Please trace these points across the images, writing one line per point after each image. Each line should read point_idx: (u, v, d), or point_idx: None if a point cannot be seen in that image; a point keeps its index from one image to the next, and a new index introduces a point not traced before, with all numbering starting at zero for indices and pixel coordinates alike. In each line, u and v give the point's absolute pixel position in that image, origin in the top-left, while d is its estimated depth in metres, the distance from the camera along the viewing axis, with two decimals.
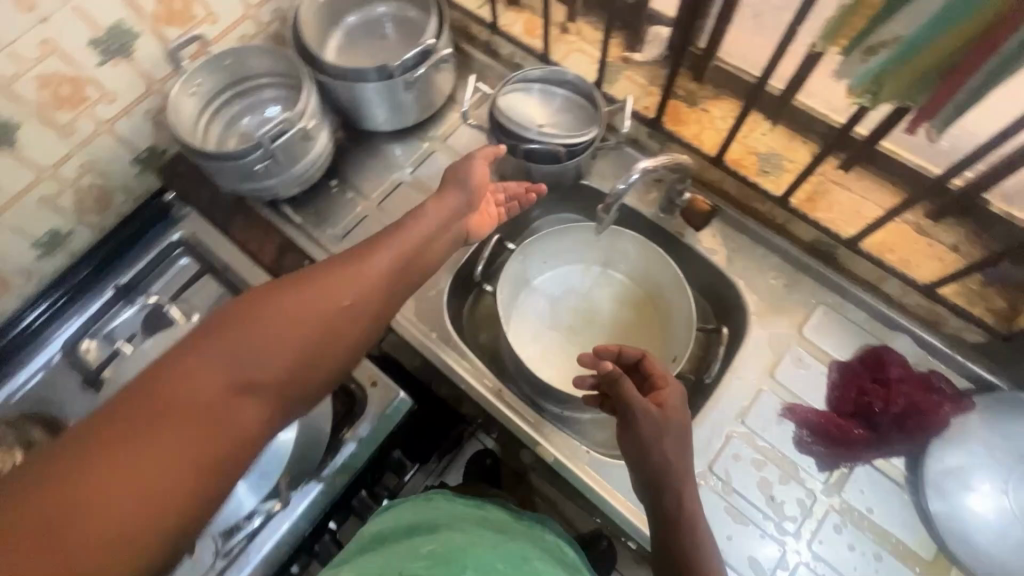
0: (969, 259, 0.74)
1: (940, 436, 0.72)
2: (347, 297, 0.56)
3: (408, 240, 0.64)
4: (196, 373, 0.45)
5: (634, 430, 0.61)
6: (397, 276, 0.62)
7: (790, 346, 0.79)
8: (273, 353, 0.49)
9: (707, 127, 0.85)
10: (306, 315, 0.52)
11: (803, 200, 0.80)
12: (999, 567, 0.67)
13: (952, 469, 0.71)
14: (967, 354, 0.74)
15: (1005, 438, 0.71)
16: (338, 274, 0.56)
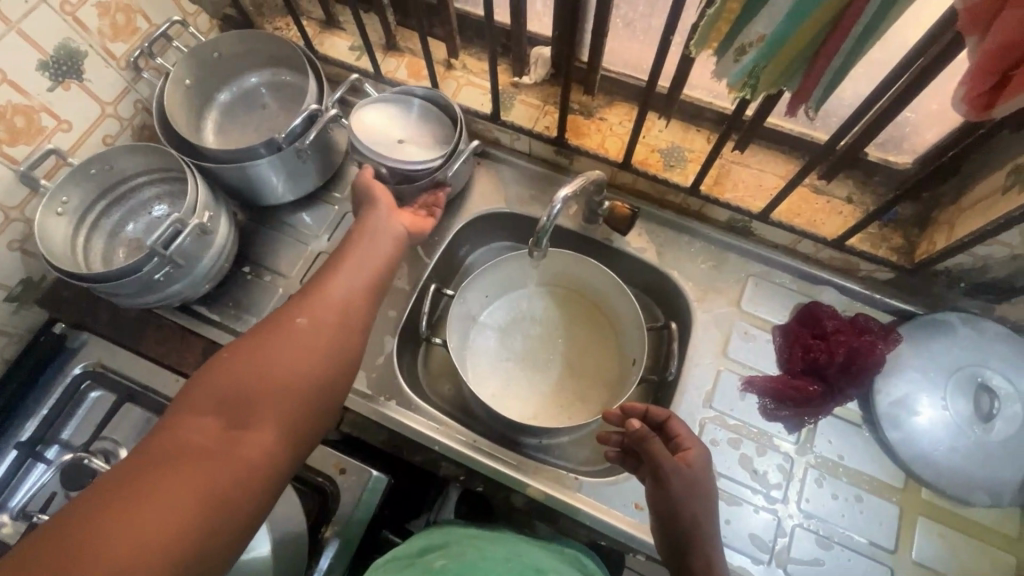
0: (863, 207, 0.81)
1: (880, 372, 0.77)
2: (303, 331, 0.58)
3: (346, 282, 0.65)
4: (185, 440, 0.49)
5: (665, 489, 0.61)
6: (353, 313, 0.63)
7: (734, 323, 0.83)
8: (244, 417, 0.52)
9: (608, 133, 0.87)
10: (270, 359, 0.56)
11: (711, 184, 0.84)
12: (962, 476, 0.72)
13: (897, 400, 0.76)
14: (885, 290, 0.82)
15: (932, 357, 0.77)
16: (289, 322, 0.59)
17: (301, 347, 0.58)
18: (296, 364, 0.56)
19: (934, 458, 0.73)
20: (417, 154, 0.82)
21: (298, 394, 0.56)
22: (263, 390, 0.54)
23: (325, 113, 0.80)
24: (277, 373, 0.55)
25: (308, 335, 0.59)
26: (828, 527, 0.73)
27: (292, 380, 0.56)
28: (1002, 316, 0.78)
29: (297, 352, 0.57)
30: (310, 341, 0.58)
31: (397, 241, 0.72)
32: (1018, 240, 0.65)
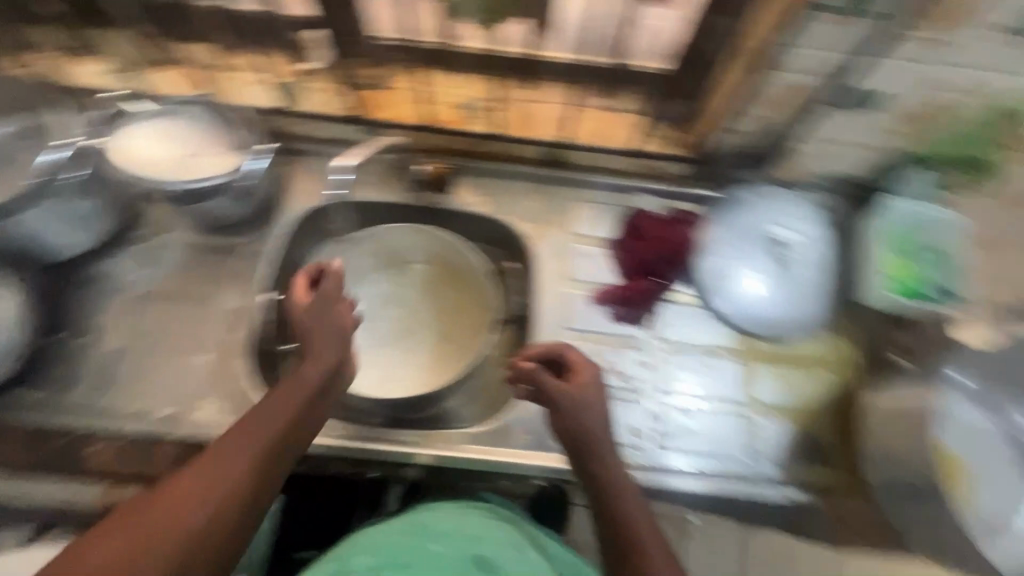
0: (648, 114, 0.88)
1: (698, 252, 0.87)
2: (208, 488, 0.47)
3: (258, 421, 0.55)
4: None
5: (558, 411, 0.67)
6: (276, 483, 0.53)
7: (570, 248, 0.89)
8: None
9: (407, 102, 0.90)
10: (160, 523, 0.44)
11: (514, 127, 0.89)
12: (775, 318, 0.85)
13: (714, 272, 0.87)
14: (692, 183, 0.91)
15: (731, 229, 0.89)
16: (192, 473, 0.48)
17: (227, 463, 0.50)
18: (193, 511, 0.46)
19: (750, 313, 0.86)
20: (205, 167, 0.78)
21: (214, 522, 0.47)
22: (171, 521, 0.44)
23: (91, 150, 0.74)
24: (190, 501, 0.46)
25: (233, 450, 0.51)
26: (689, 398, 0.82)
27: (208, 507, 0.47)
28: (777, 177, 0.90)
29: (214, 474, 0.48)
30: (234, 456, 0.51)
31: (344, 340, 0.67)
32: (758, 110, 0.75)
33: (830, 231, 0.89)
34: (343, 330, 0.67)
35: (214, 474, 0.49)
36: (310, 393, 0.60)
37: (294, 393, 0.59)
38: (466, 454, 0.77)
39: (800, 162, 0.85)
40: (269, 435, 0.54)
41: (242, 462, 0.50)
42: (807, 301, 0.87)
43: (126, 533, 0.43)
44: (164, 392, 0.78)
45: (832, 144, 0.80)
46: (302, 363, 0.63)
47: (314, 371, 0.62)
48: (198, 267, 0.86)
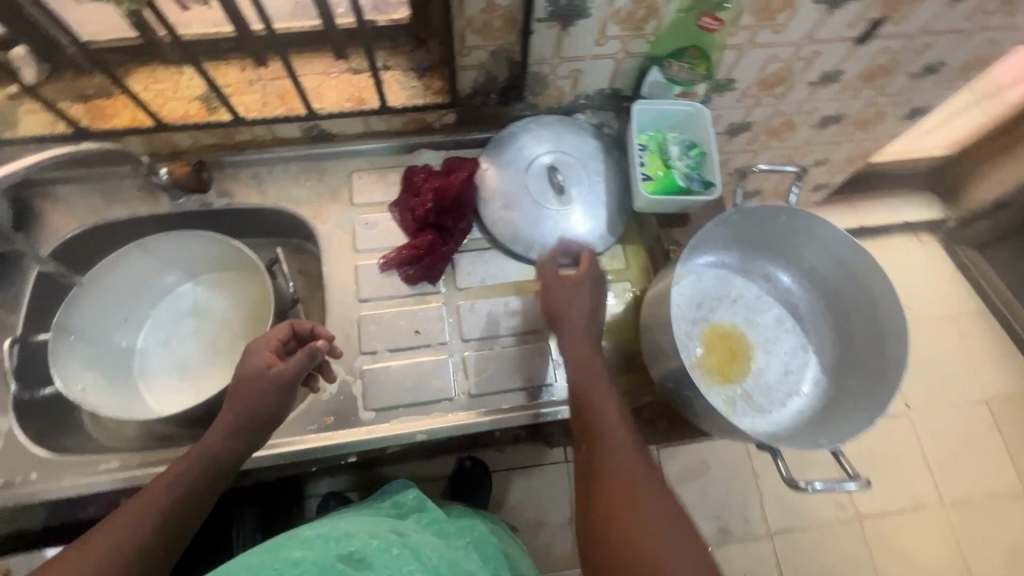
0: (400, 67, 0.86)
1: (478, 198, 0.87)
2: (121, 553, 0.52)
3: (183, 480, 0.59)
4: None
5: (551, 292, 0.74)
6: (181, 531, 0.58)
7: (354, 219, 0.87)
8: None
9: (135, 104, 0.81)
10: None
11: (261, 107, 0.83)
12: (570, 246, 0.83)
13: (499, 213, 0.85)
14: (461, 131, 0.91)
15: (509, 167, 0.87)
16: (108, 540, 0.52)
17: (145, 514, 0.55)
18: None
19: (545, 241, 0.84)
20: None
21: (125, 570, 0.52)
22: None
23: None
24: (112, 550, 0.52)
25: (158, 496, 0.57)
26: (495, 339, 0.81)
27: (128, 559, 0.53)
28: (546, 105, 0.90)
29: (133, 519, 0.55)
30: (154, 508, 0.56)
31: (279, 385, 0.63)
32: (482, 39, 0.74)
33: (606, 146, 0.90)
34: (269, 392, 0.63)
35: (130, 529, 0.54)
36: (253, 422, 0.63)
37: (232, 419, 0.62)
38: (262, 452, 0.73)
39: (557, 86, 0.86)
40: (196, 483, 0.59)
41: (164, 508, 0.56)
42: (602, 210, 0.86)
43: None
44: None
45: (573, 61, 0.81)
46: (215, 425, 0.62)
47: (252, 389, 0.63)
48: None
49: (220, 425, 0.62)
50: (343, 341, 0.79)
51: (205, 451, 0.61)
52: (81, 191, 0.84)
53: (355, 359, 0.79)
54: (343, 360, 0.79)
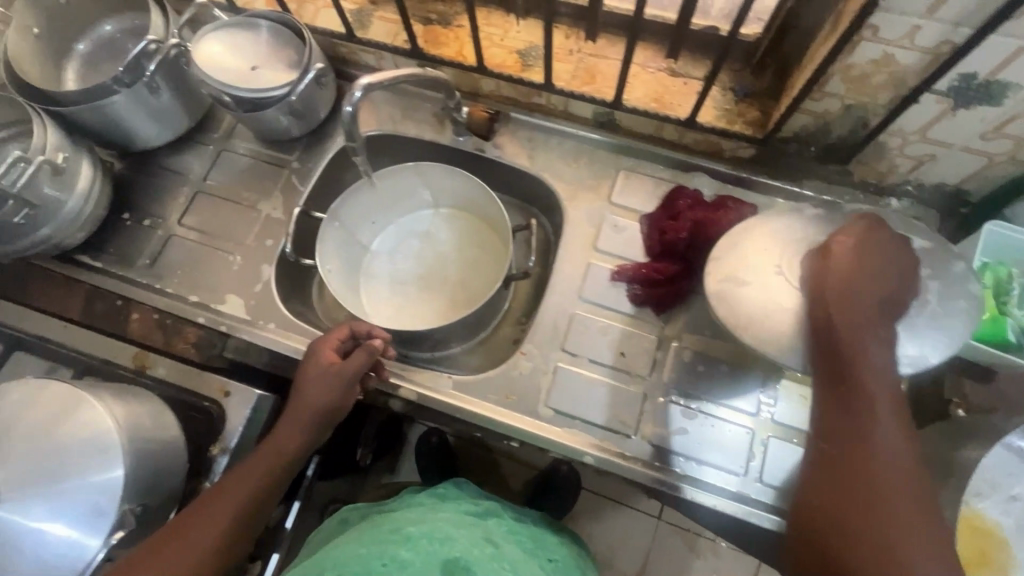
0: (720, 84, 0.80)
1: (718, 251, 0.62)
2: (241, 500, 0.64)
3: (277, 444, 0.68)
4: None
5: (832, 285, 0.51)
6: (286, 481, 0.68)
7: (604, 216, 0.84)
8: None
9: (466, 40, 0.86)
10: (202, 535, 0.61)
11: (569, 79, 0.83)
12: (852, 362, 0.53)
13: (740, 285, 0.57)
14: (750, 169, 0.82)
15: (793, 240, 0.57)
16: (226, 493, 0.64)
17: (223, 511, 0.63)
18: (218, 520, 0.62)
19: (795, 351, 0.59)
20: (269, 80, 0.83)
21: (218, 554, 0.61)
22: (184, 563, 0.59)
23: (166, 45, 0.79)
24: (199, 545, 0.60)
25: (230, 500, 0.63)
26: (697, 400, 0.74)
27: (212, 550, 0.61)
28: (863, 178, 0.77)
29: (216, 524, 0.62)
30: (231, 501, 0.63)
31: (346, 381, 0.71)
32: (843, 89, 0.64)
33: None
34: (326, 410, 0.69)
35: (212, 523, 0.62)
36: (293, 440, 0.68)
37: (292, 434, 0.68)
38: (445, 398, 0.76)
39: (892, 162, 0.73)
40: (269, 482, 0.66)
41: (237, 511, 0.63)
42: (920, 336, 0.53)
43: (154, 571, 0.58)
44: (197, 281, 0.84)
45: (934, 144, 0.67)
46: (281, 418, 0.70)
47: (299, 421, 0.69)
48: (248, 174, 0.91)
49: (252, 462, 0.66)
50: (550, 329, 0.79)
51: (268, 459, 0.67)
52: (387, 100, 0.92)
53: (554, 353, 0.78)
54: (540, 346, 0.78)
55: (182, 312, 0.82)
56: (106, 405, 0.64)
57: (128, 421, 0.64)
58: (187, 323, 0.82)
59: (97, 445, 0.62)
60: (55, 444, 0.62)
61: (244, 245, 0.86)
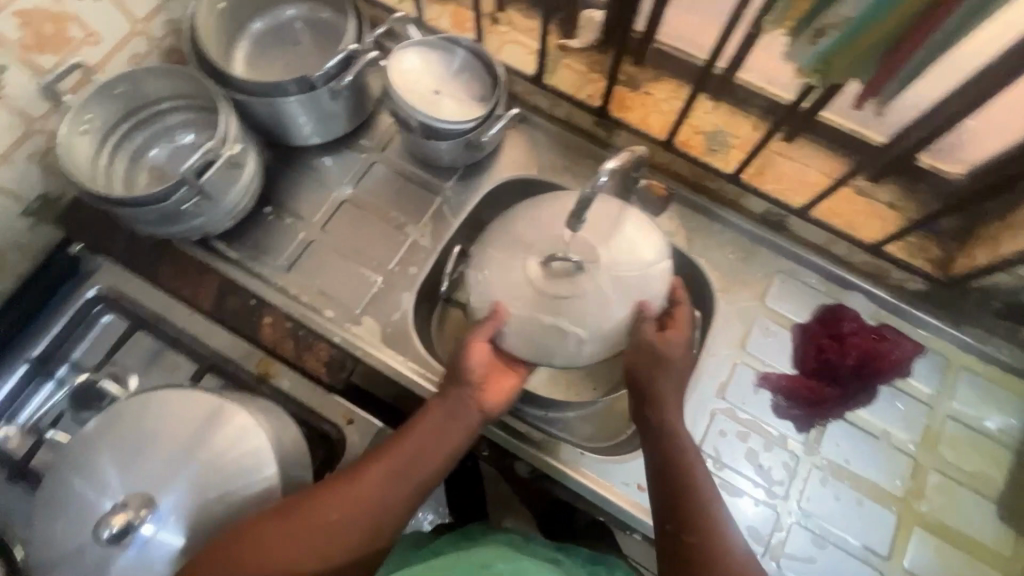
0: (905, 214, 0.79)
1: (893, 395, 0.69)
2: (416, 451, 0.62)
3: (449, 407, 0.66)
4: (294, 517, 0.55)
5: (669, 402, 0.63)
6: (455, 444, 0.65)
7: (756, 317, 0.82)
8: (336, 503, 0.58)
9: (652, 109, 0.85)
10: (377, 479, 0.60)
11: (752, 174, 0.82)
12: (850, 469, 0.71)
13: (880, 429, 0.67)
14: (914, 303, 0.81)
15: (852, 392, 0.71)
16: (404, 441, 0.63)
17: (396, 462, 0.61)
18: (391, 467, 0.61)
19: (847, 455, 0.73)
20: (451, 110, 0.80)
21: (354, 533, 0.57)
22: (324, 533, 0.56)
23: (363, 53, 0.78)
24: (342, 514, 0.57)
25: (381, 475, 0.60)
26: (828, 528, 0.73)
27: (353, 529, 0.57)
28: None
29: (359, 500, 0.58)
30: (377, 476, 0.60)
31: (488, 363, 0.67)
32: None
33: None
34: (470, 403, 0.66)
35: (374, 484, 0.60)
36: (440, 425, 0.65)
37: (441, 415, 0.65)
38: (581, 477, 0.74)
39: None
40: (412, 463, 0.62)
41: (387, 494, 0.60)
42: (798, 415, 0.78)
43: (289, 537, 0.54)
44: (334, 295, 0.82)
45: None
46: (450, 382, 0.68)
47: (444, 408, 0.66)
48: (398, 192, 0.88)
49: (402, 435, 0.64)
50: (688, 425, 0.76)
51: (423, 436, 0.64)
52: (552, 147, 0.89)
53: None
54: None
55: (316, 325, 0.79)
56: (257, 420, 0.60)
57: (277, 444, 0.60)
58: (320, 337, 0.79)
59: (248, 464, 0.59)
60: (204, 460, 0.58)
61: (386, 267, 0.84)
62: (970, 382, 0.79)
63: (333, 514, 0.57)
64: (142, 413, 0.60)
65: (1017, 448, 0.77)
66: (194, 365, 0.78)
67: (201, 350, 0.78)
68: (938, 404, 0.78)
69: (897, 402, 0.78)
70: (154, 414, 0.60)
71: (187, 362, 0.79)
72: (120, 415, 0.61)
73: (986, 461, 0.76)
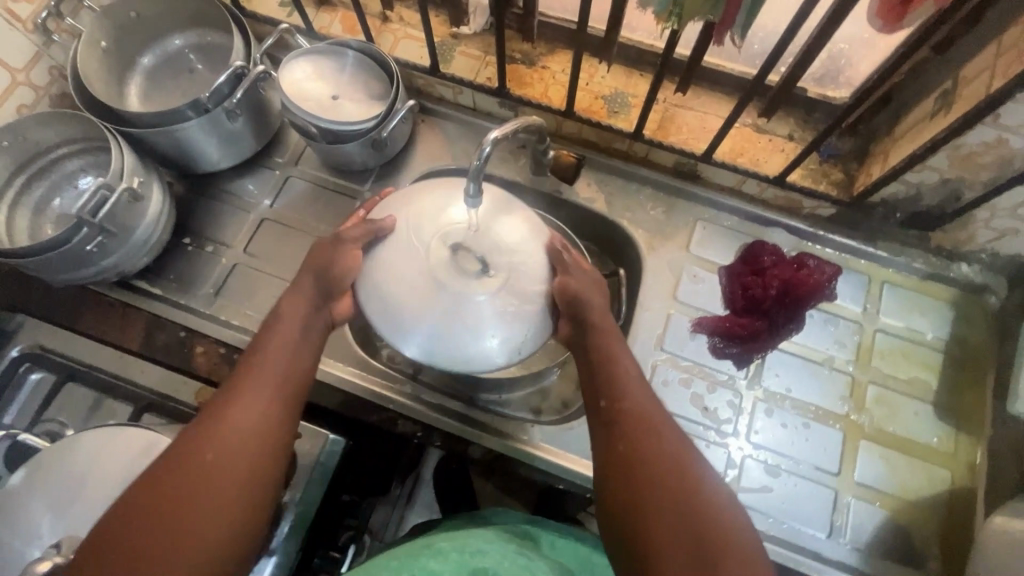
0: (803, 143, 0.81)
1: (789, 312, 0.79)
2: (267, 372, 0.57)
3: (288, 321, 0.61)
4: (159, 486, 0.50)
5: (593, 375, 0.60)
6: (295, 354, 0.60)
7: (684, 266, 0.83)
8: (192, 456, 0.51)
9: (551, 82, 0.86)
10: (233, 414, 0.54)
11: (655, 129, 0.83)
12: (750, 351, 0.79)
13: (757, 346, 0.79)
14: (827, 227, 0.83)
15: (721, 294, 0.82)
16: (248, 368, 0.58)
17: (248, 388, 0.56)
18: (241, 399, 0.55)
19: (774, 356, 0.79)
20: (350, 113, 0.81)
21: (229, 470, 0.52)
22: (201, 487, 0.50)
23: (252, 69, 0.78)
24: (224, 454, 0.52)
25: (236, 407, 0.55)
26: (779, 456, 0.75)
27: (242, 464, 0.52)
28: (939, 244, 0.80)
29: (237, 434, 0.53)
30: (237, 407, 0.55)
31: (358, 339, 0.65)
32: (946, 164, 0.67)
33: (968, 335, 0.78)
34: (309, 316, 0.63)
35: (230, 419, 0.54)
36: (295, 339, 0.61)
37: (283, 335, 0.60)
38: (535, 450, 0.74)
39: (974, 233, 0.75)
40: (273, 384, 0.57)
41: (255, 418, 0.55)
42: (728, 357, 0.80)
43: (162, 510, 0.49)
44: (265, 314, 0.81)
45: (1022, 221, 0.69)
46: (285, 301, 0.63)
47: (280, 329, 0.61)
48: (317, 203, 0.88)
49: (256, 356, 0.59)
50: None
51: (268, 355, 0.59)
52: (462, 135, 0.90)
53: None
54: None
55: (252, 347, 0.79)
56: None
57: None
58: None
59: None
60: None
61: None
62: (894, 294, 0.82)
63: (203, 468, 0.51)
64: (68, 461, 0.59)
65: (945, 350, 0.80)
66: (131, 407, 0.76)
67: (138, 390, 0.77)
68: (867, 320, 0.81)
69: (827, 325, 0.81)
70: (80, 459, 0.59)
71: (124, 406, 0.77)
72: (45, 463, 0.59)
73: (919, 368, 0.79)
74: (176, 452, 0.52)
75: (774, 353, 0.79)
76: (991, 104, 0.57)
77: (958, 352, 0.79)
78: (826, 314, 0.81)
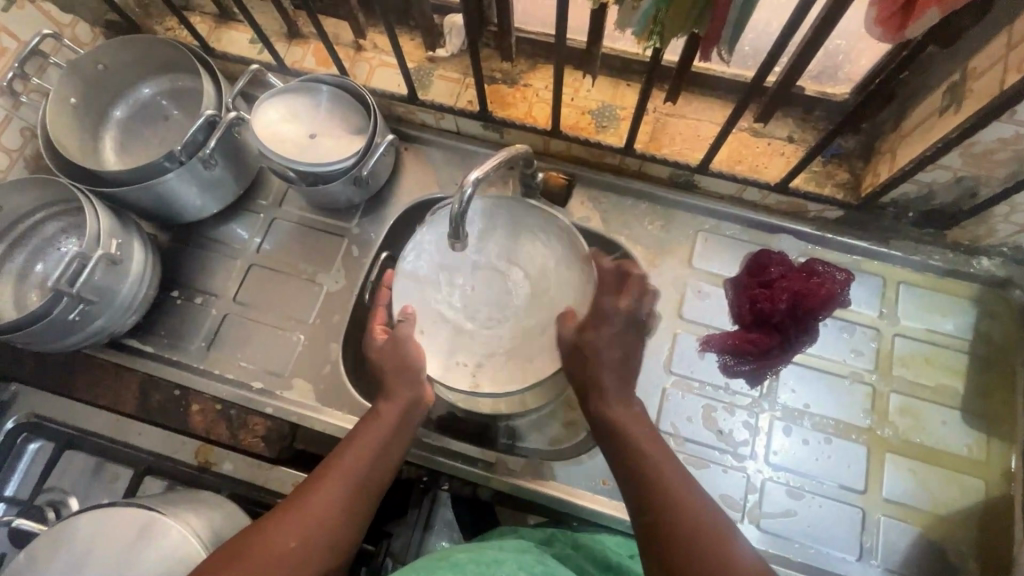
0: (805, 145, 0.77)
1: (813, 319, 0.76)
2: (367, 461, 0.58)
3: (391, 410, 0.62)
4: (254, 548, 0.49)
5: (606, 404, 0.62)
6: (391, 451, 0.60)
7: (687, 282, 0.80)
8: (287, 522, 0.52)
9: (534, 100, 0.83)
10: (331, 502, 0.54)
11: (647, 141, 0.79)
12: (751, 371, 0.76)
13: (788, 369, 0.76)
14: (837, 230, 0.79)
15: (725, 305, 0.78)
16: (351, 446, 0.58)
17: (354, 465, 0.57)
18: (339, 486, 0.55)
19: (789, 372, 0.76)
20: (330, 150, 0.78)
21: (315, 556, 0.51)
22: (286, 561, 0.49)
23: (224, 116, 0.74)
24: (305, 525, 0.52)
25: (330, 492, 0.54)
26: (800, 475, 0.72)
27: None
28: (956, 240, 0.76)
29: (317, 509, 0.53)
30: (334, 489, 0.55)
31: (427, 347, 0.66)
32: (959, 162, 0.63)
33: (976, 337, 0.76)
34: (408, 405, 0.63)
35: (325, 503, 0.54)
36: (385, 437, 0.60)
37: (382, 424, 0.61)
38: (547, 488, 0.72)
39: (993, 228, 0.71)
40: (369, 473, 0.57)
41: (343, 501, 0.55)
42: (739, 377, 0.76)
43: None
44: (260, 364, 0.79)
45: None
46: (398, 386, 0.63)
47: (393, 410, 0.62)
48: (305, 244, 0.86)
49: (343, 451, 0.58)
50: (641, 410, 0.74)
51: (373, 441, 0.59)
52: (446, 161, 0.87)
53: None
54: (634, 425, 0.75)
55: (248, 401, 0.77)
56: (186, 523, 0.59)
57: (210, 541, 0.59)
58: (254, 412, 0.77)
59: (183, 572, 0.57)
60: None
61: (306, 322, 0.81)
62: (911, 295, 0.78)
63: (295, 543, 0.51)
64: (67, 543, 0.60)
65: (969, 350, 0.75)
66: (131, 469, 0.76)
67: (137, 453, 0.77)
68: (884, 324, 0.77)
69: (842, 332, 0.77)
70: (81, 535, 0.60)
71: (124, 470, 0.77)
72: (44, 546, 0.60)
73: (943, 373, 0.75)
74: (276, 517, 0.52)
75: (788, 369, 0.76)
76: (1003, 103, 0.53)
77: (984, 350, 0.75)
78: (841, 322, 0.77)
